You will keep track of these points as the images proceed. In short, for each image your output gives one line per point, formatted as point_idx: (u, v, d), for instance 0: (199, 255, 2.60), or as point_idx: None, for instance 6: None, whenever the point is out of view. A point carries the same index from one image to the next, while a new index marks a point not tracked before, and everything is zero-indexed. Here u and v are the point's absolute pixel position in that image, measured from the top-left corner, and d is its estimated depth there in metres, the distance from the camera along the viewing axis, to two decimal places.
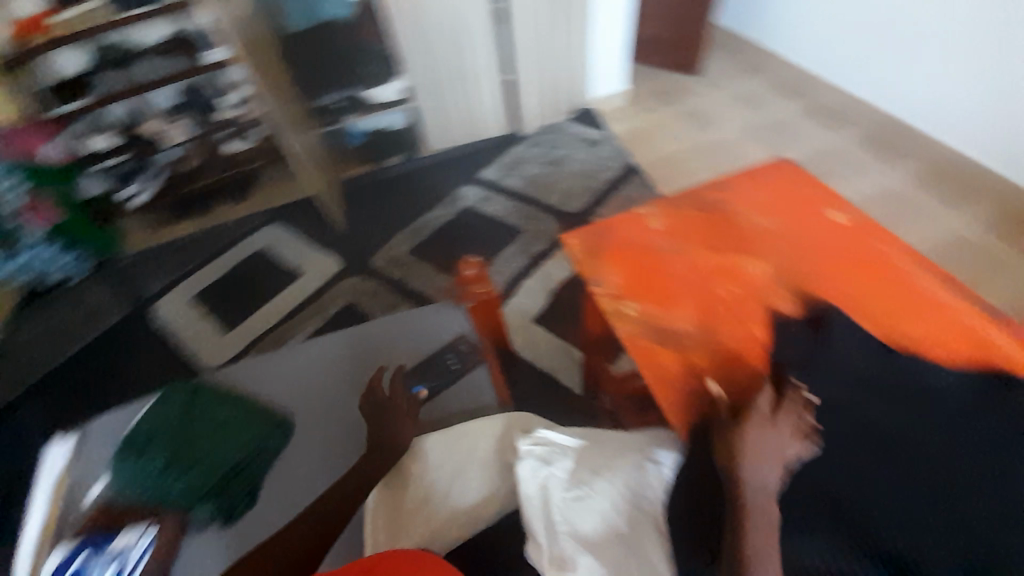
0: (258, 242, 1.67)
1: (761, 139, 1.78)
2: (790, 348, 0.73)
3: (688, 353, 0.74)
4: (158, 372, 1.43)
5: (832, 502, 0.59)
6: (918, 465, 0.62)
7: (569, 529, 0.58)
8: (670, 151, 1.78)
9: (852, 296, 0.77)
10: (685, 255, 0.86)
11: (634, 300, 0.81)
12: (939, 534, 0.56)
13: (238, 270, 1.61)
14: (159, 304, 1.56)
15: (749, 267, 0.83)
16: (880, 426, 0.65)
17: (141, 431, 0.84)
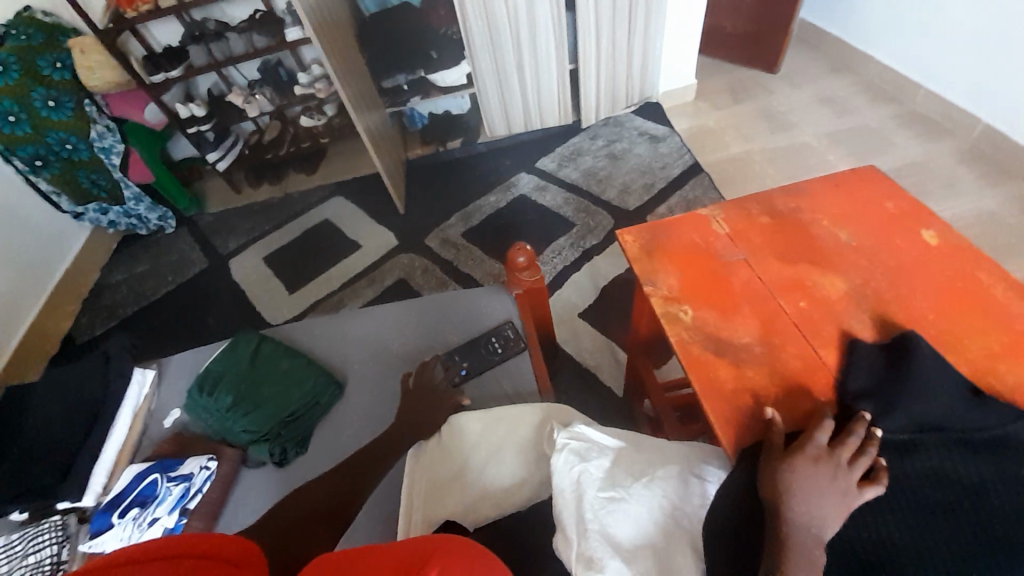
0: (321, 213, 1.75)
1: (840, 147, 1.64)
2: (863, 371, 0.66)
3: (742, 364, 0.71)
4: (225, 325, 1.54)
5: (878, 546, 0.55)
6: (992, 523, 0.55)
7: (600, 528, 0.58)
8: (736, 153, 1.69)
9: (935, 325, 0.70)
10: (749, 261, 0.81)
11: (689, 303, 0.78)
12: None
13: (302, 239, 1.70)
14: (231, 262, 1.68)
15: (819, 280, 0.77)
16: (961, 471, 0.58)
17: (211, 372, 0.92)
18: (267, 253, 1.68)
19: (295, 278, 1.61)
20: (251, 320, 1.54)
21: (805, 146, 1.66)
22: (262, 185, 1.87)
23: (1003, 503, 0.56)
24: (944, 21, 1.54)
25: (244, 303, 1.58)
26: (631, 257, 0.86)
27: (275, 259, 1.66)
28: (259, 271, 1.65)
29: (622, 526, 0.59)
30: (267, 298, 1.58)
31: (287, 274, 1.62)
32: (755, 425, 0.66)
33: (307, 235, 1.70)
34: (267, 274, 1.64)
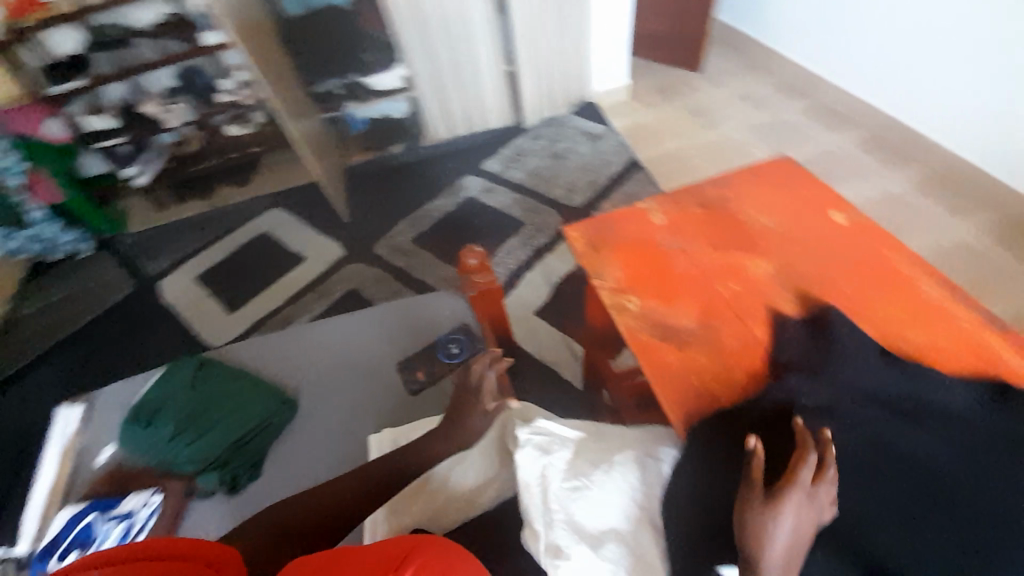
0: (260, 226, 1.67)
1: (762, 140, 1.78)
2: (791, 346, 0.72)
3: (706, 391, 0.70)
4: (158, 352, 1.43)
5: (827, 512, 0.59)
6: (929, 486, 0.59)
7: (565, 518, 0.61)
8: (671, 148, 1.79)
9: (849, 297, 0.78)
10: (686, 248, 0.87)
11: (636, 293, 0.82)
12: (943, 559, 0.55)
13: (239, 256, 1.61)
14: (162, 285, 1.56)
15: (751, 265, 0.84)
16: (889, 435, 0.63)
17: (150, 402, 0.85)
18: (203, 271, 1.58)
19: (236, 296, 1.52)
20: (189, 344, 1.44)
21: (732, 141, 1.78)
22: (189, 199, 1.75)
23: (934, 462, 0.60)
24: (842, 22, 1.71)
25: (180, 327, 1.47)
26: (581, 252, 0.88)
27: (212, 277, 1.57)
28: (194, 291, 1.54)
29: (585, 511, 0.61)
30: (206, 320, 1.48)
31: (225, 293, 1.53)
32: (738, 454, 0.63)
33: (247, 249, 1.62)
34: (203, 294, 1.53)
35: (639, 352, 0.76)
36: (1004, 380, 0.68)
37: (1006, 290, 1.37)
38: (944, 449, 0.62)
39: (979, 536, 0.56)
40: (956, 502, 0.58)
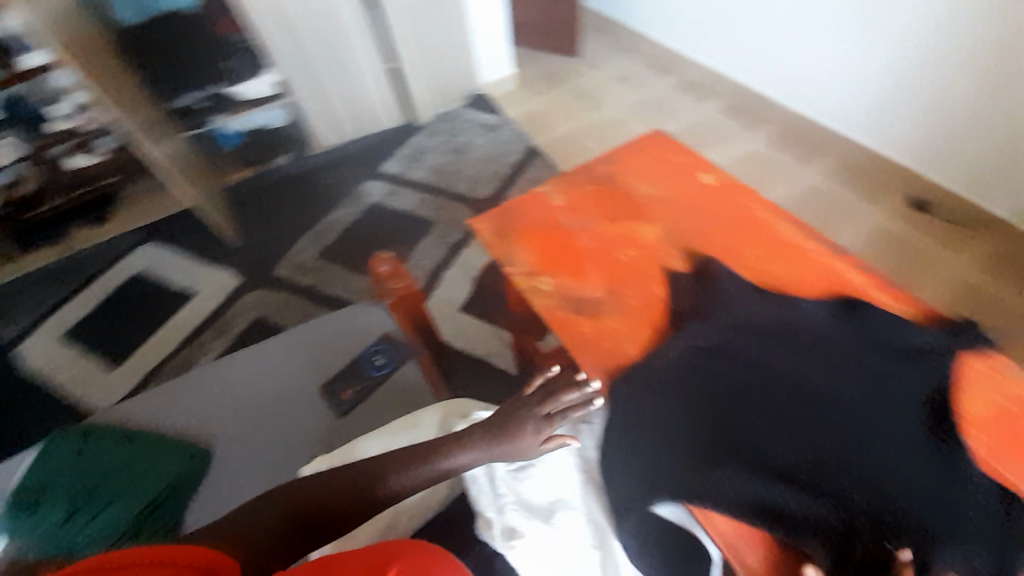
0: (134, 266, 1.47)
1: (642, 116, 1.90)
2: (683, 296, 0.80)
3: (706, 412, 0.69)
4: (19, 430, 1.22)
5: (729, 433, 0.67)
6: (809, 397, 0.69)
7: (514, 497, 0.62)
8: (563, 132, 1.86)
9: (723, 245, 0.88)
10: (584, 223, 0.92)
11: (540, 271, 0.86)
12: (828, 455, 0.64)
13: (113, 301, 1.41)
14: (18, 352, 1.33)
15: (641, 230, 0.91)
16: (770, 360, 0.72)
17: (29, 490, 0.76)
18: (69, 327, 1.37)
19: (114, 348, 1.34)
20: (61, 414, 1.24)
21: (616, 120, 1.89)
22: (37, 249, 1.50)
23: (809, 377, 0.71)
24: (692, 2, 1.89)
25: (45, 397, 1.26)
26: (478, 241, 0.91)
27: (81, 331, 1.36)
28: (58, 352, 1.33)
29: (532, 485, 0.63)
30: (77, 382, 1.28)
31: (100, 348, 1.34)
32: (766, 489, 0.62)
33: (121, 293, 1.42)
34: (72, 354, 1.33)
35: (555, 327, 0.80)
36: (850, 295, 0.79)
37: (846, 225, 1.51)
38: (814, 363, 0.72)
39: (854, 430, 0.66)
40: (835, 407, 0.68)
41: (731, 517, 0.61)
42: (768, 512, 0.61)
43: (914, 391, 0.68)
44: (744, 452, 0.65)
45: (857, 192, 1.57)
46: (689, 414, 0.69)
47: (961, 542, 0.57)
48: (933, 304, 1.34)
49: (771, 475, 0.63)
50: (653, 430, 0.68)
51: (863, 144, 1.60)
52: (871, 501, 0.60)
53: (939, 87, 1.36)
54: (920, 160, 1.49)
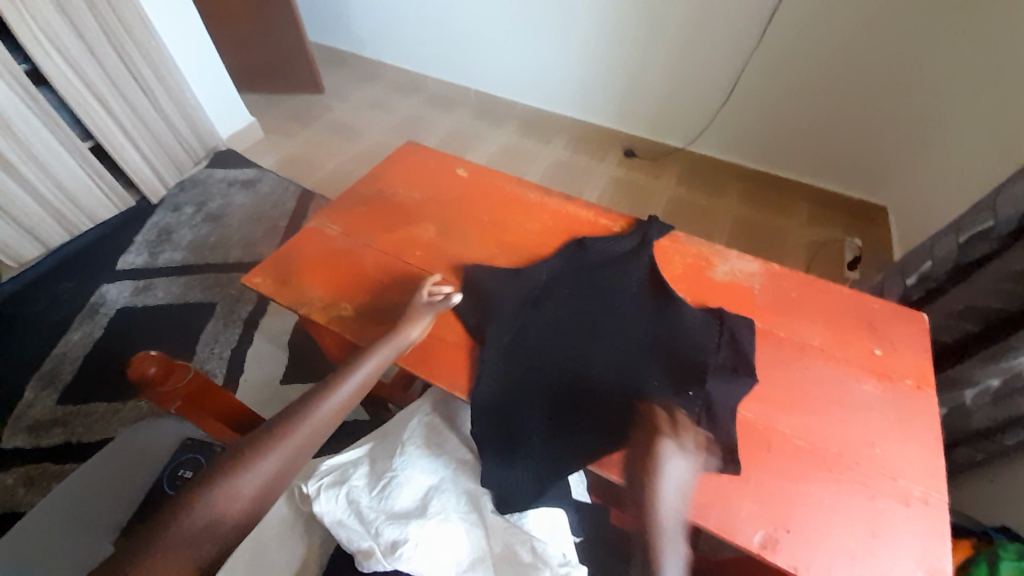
0: (135, 316, 1.67)
1: (583, 125, 2.11)
2: (626, 271, 0.86)
3: (621, 348, 0.76)
4: (19, 488, 1.31)
5: (636, 389, 0.71)
6: (672, 343, 0.76)
7: (386, 515, 0.63)
8: (512, 154, 2.10)
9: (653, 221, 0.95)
10: (528, 215, 0.99)
11: (459, 256, 0.92)
12: (687, 388, 0.70)
13: (115, 353, 1.57)
14: (25, 406, 1.46)
15: (578, 215, 0.99)
16: (680, 317, 0.79)
17: (42, 510, 0.81)
18: (61, 392, 1.48)
19: (103, 407, 1.45)
20: (57, 470, 1.34)
21: (559, 136, 2.15)
22: (47, 303, 1.70)
23: (690, 324, 0.78)
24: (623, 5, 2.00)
25: (40, 456, 1.36)
26: (394, 232, 0.96)
27: (72, 393, 1.48)
28: (51, 416, 1.44)
29: (401, 497, 0.65)
30: (71, 440, 1.39)
31: (89, 408, 1.45)
32: (687, 406, 0.69)
33: (119, 347, 1.58)
34: (62, 415, 1.44)
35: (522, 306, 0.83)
36: None
37: (722, 209, 1.84)
38: (699, 312, 0.80)
39: (697, 362, 0.73)
40: (687, 350, 0.74)
41: None
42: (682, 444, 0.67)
43: (745, 321, 0.79)
44: (669, 376, 0.72)
45: (741, 184, 1.91)
46: (613, 355, 0.75)
47: (795, 418, 0.70)
48: (776, 259, 1.71)
49: (695, 390, 0.70)
50: (568, 376, 0.74)
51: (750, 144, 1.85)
52: (723, 416, 0.69)
53: (798, 99, 1.67)
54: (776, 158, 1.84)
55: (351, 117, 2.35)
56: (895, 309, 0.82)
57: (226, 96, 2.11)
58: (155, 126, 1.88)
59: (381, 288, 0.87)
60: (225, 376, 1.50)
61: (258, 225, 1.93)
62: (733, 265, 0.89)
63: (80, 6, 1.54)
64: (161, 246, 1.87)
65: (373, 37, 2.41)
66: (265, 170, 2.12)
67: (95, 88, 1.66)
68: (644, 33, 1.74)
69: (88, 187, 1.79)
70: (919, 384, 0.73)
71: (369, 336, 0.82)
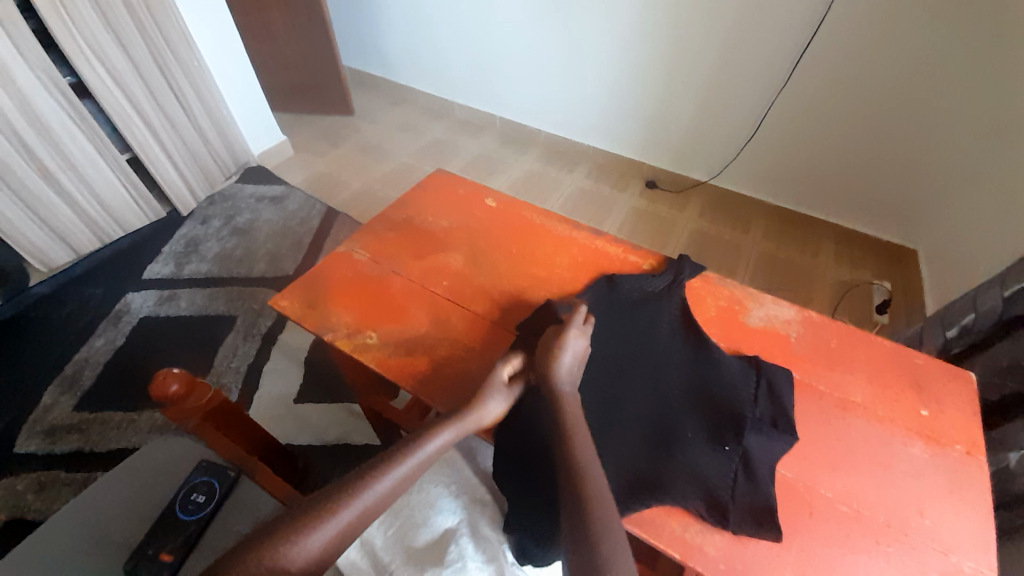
0: (158, 325, 1.69)
1: (606, 155, 2.13)
2: (659, 312, 0.84)
3: (653, 394, 0.73)
4: (30, 493, 1.31)
5: (670, 439, 0.68)
6: (708, 392, 0.73)
7: (400, 561, 0.63)
8: (535, 181, 2.12)
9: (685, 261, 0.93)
10: (557, 248, 0.98)
11: (486, 287, 0.91)
12: (724, 442, 0.67)
13: (137, 360, 1.59)
14: (45, 409, 1.47)
15: (608, 250, 0.98)
16: (716, 364, 0.76)
17: (56, 527, 0.80)
18: (80, 397, 1.49)
19: (118, 415, 1.45)
20: (68, 477, 1.34)
21: (582, 165, 2.17)
22: (75, 307, 1.73)
23: (727, 371, 0.75)
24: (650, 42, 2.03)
25: (53, 462, 1.36)
26: (423, 260, 0.95)
27: (89, 400, 1.49)
28: (68, 421, 1.44)
29: (416, 541, 0.66)
30: (85, 447, 1.39)
31: (104, 416, 1.45)
32: (724, 461, 0.66)
33: (141, 355, 1.60)
34: (78, 422, 1.44)
35: None
36: None
37: (746, 245, 1.82)
38: (736, 360, 0.77)
39: (735, 414, 0.70)
40: (723, 400, 0.72)
41: (685, 509, 0.64)
42: (722, 505, 0.63)
43: (784, 372, 0.76)
44: (704, 427, 0.69)
45: (766, 220, 1.89)
46: (646, 399, 0.73)
47: (837, 480, 0.67)
48: (802, 299, 1.66)
49: (733, 443, 0.67)
50: (599, 421, 0.71)
51: (777, 182, 1.84)
52: (762, 475, 0.66)
53: (828, 139, 1.65)
54: (803, 197, 1.82)
55: (379, 138, 2.41)
56: (941, 365, 0.78)
57: (261, 115, 2.17)
58: (191, 142, 1.95)
59: (407, 317, 0.86)
60: (241, 391, 1.50)
61: (283, 241, 1.96)
62: (768, 310, 0.86)
63: (128, 26, 1.62)
64: (187, 257, 1.90)
65: (404, 63, 2.48)
66: (292, 188, 2.17)
67: (137, 102, 1.72)
68: (671, 69, 1.76)
69: (123, 198, 1.85)
70: (970, 449, 0.69)
71: (393, 366, 0.80)
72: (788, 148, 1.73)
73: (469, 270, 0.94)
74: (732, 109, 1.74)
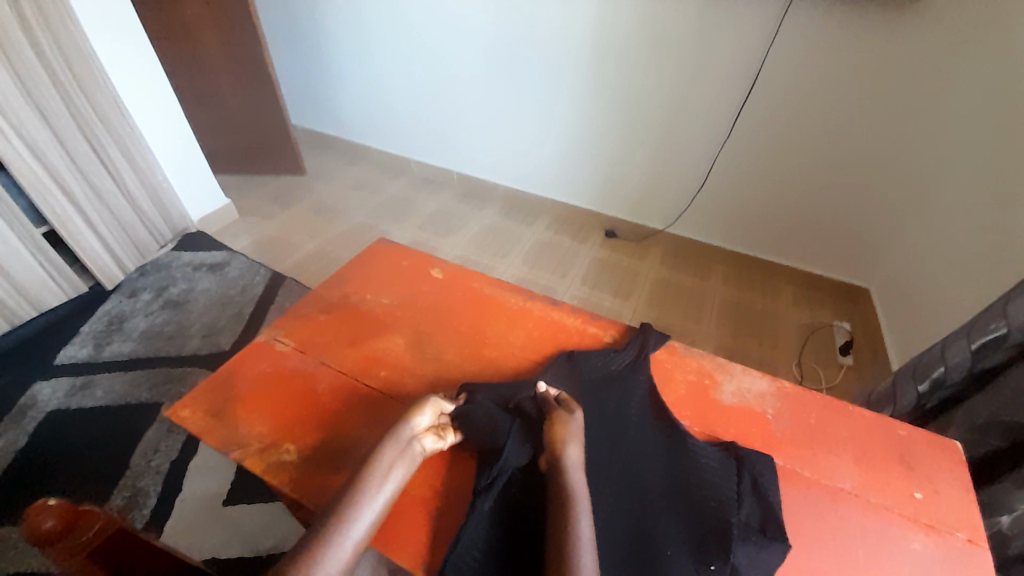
0: (71, 416, 1.47)
1: (565, 207, 2.11)
2: (625, 395, 0.75)
3: (622, 501, 0.64)
4: None
5: (646, 561, 0.58)
6: (685, 495, 0.64)
7: None
8: (494, 235, 2.06)
9: (647, 332, 0.86)
10: (510, 322, 0.90)
11: (429, 375, 0.81)
12: (705, 557, 0.58)
13: (40, 461, 1.36)
14: None
15: (566, 321, 0.91)
16: (692, 459, 0.67)
17: None
18: None
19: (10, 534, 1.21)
20: None
21: (542, 217, 2.15)
22: None
23: (703, 464, 0.67)
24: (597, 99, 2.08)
25: None
26: (357, 347, 0.85)
27: None
28: None
29: None
30: None
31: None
32: None
33: (46, 455, 1.37)
34: None
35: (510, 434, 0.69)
36: None
37: (708, 292, 1.80)
38: (710, 447, 0.69)
39: (716, 522, 0.61)
40: (701, 503, 0.63)
41: None
42: None
43: (764, 458, 0.68)
44: (685, 542, 0.60)
45: (724, 266, 1.89)
46: (615, 508, 0.63)
47: None
48: (768, 345, 1.63)
49: (718, 561, 0.57)
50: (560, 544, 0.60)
51: (732, 230, 1.85)
52: None
53: (777, 186, 1.69)
54: (757, 243, 1.84)
55: (332, 198, 2.32)
56: (924, 435, 0.73)
57: (202, 178, 2.06)
58: (122, 212, 1.80)
59: (335, 422, 0.74)
60: (162, 493, 1.29)
61: (222, 313, 1.80)
62: (739, 383, 0.80)
63: (52, 95, 1.51)
64: (109, 336, 1.70)
65: (358, 122, 2.45)
66: (235, 253, 2.03)
67: (57, 173, 1.58)
68: (623, 123, 1.80)
69: (37, 275, 1.66)
70: (972, 536, 0.62)
71: (313, 489, 0.66)
72: (739, 196, 1.76)
73: (413, 355, 0.84)
74: (683, 162, 1.78)
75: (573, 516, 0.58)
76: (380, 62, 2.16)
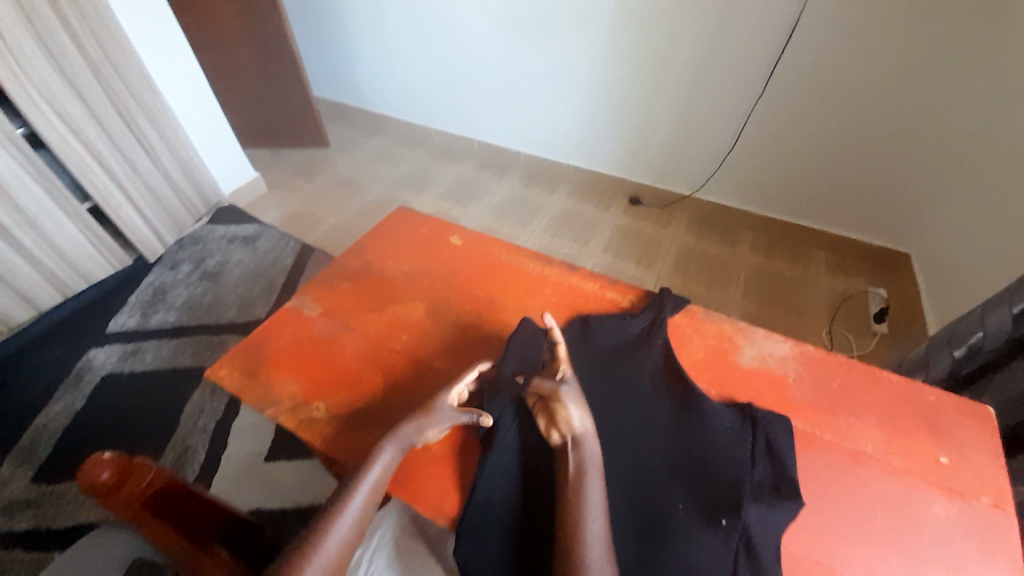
0: (124, 380, 1.59)
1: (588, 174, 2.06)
2: (641, 358, 0.76)
3: (635, 464, 0.65)
4: None
5: (654, 521, 0.60)
6: (698, 458, 0.64)
7: None
8: (516, 204, 2.05)
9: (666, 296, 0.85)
10: (527, 287, 0.91)
11: (447, 339, 0.83)
12: (719, 514, 0.59)
13: (101, 420, 1.48)
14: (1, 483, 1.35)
15: (583, 286, 0.91)
16: (708, 423, 0.67)
17: None
18: (37, 469, 1.38)
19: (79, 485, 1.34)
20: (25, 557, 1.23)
21: (564, 185, 2.11)
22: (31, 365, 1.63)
23: (718, 430, 0.67)
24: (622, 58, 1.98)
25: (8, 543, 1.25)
26: (379, 313, 0.87)
27: (48, 469, 1.38)
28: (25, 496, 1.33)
29: None
30: (42, 524, 1.27)
31: (64, 487, 1.34)
32: (722, 540, 0.57)
33: (106, 415, 1.49)
34: (34, 496, 1.33)
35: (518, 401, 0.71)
36: None
37: (735, 260, 1.75)
38: (726, 410, 0.69)
39: (727, 485, 0.61)
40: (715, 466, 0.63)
41: None
42: None
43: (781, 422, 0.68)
44: (696, 500, 0.61)
45: (753, 232, 1.83)
46: (628, 471, 0.65)
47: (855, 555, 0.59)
48: (796, 314, 1.59)
49: (730, 517, 0.58)
50: None
51: (763, 194, 1.77)
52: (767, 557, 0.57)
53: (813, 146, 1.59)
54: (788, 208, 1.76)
55: (355, 170, 2.34)
56: (954, 401, 0.71)
57: (230, 153, 2.10)
58: (157, 186, 1.87)
59: (356, 384, 0.77)
60: (209, 450, 1.39)
61: (255, 284, 1.87)
62: (760, 347, 0.79)
63: (85, 73, 1.55)
64: (154, 306, 1.81)
65: (377, 92, 2.43)
66: (266, 226, 2.09)
67: (97, 151, 1.64)
68: (648, 84, 1.71)
69: (86, 250, 1.75)
70: (996, 501, 0.62)
71: (337, 445, 0.71)
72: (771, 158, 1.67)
73: (432, 319, 0.86)
74: (712, 123, 1.69)
75: (584, 484, 0.59)
76: (398, 28, 2.10)
